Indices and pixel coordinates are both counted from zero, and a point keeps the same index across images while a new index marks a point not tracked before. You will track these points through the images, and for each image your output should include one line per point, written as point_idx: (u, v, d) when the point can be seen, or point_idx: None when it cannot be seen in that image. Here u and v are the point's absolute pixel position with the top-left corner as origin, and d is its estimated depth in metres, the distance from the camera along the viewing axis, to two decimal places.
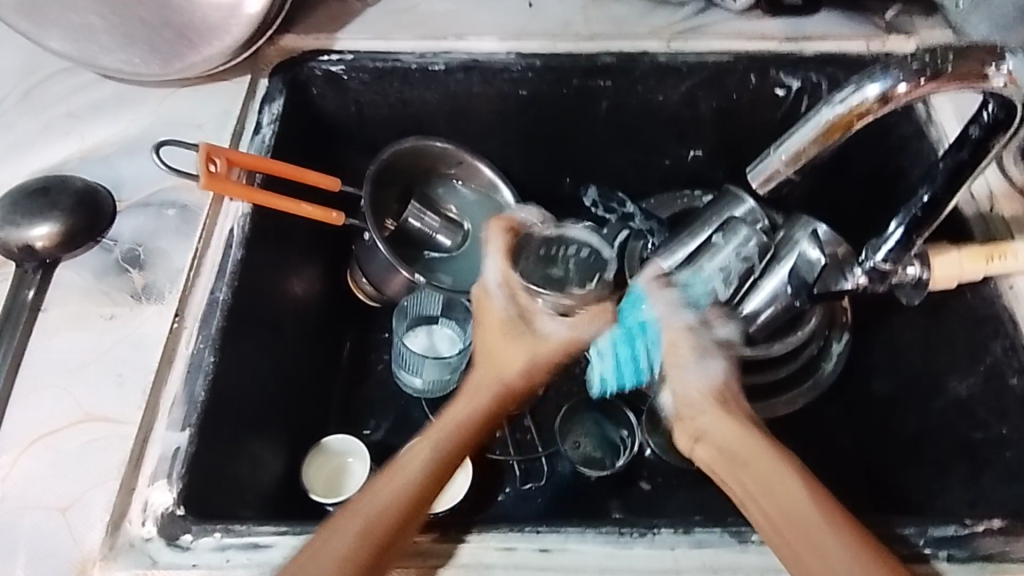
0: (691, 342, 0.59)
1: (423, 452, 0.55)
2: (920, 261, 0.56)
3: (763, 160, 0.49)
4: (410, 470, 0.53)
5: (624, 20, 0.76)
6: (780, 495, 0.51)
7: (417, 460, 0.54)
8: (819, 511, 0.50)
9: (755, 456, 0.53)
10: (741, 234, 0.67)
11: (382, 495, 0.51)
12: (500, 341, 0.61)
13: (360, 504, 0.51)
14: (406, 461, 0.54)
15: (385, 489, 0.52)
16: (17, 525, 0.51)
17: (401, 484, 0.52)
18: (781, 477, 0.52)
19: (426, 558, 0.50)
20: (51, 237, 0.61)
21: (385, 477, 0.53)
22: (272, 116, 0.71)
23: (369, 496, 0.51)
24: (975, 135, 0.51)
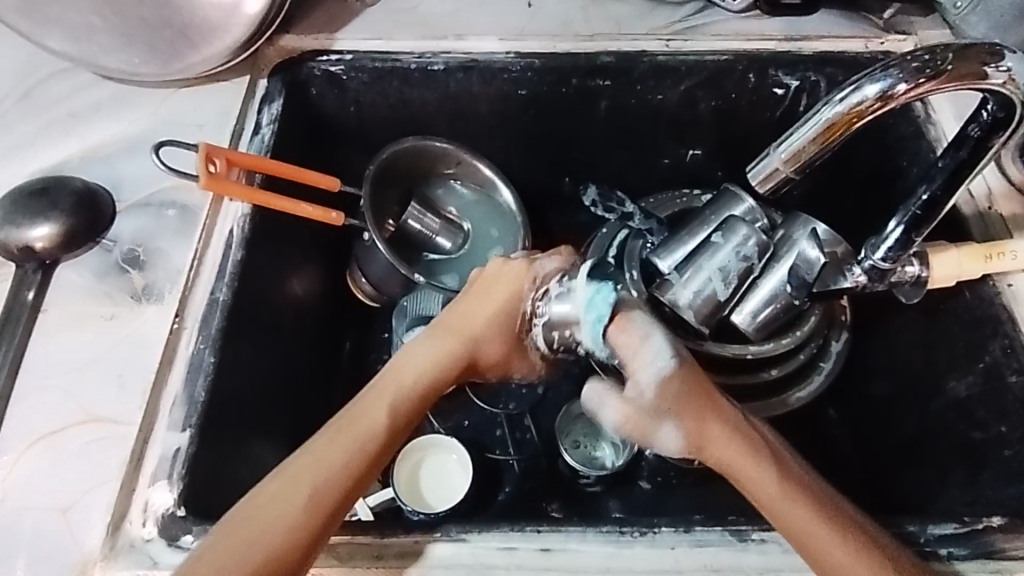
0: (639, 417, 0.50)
1: (376, 409, 0.51)
2: (919, 260, 0.58)
3: (763, 160, 0.49)
4: (363, 434, 0.50)
5: (624, 20, 0.76)
6: (782, 497, 0.49)
7: (370, 421, 0.50)
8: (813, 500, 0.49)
9: (745, 455, 0.51)
10: (740, 233, 0.66)
11: (327, 468, 0.48)
12: (499, 318, 0.55)
13: (299, 474, 0.48)
14: (357, 425, 0.50)
15: (330, 459, 0.48)
16: (17, 525, 0.51)
17: (338, 471, 0.48)
18: (769, 473, 0.50)
19: (410, 559, 0.50)
20: (51, 238, 0.61)
21: (326, 446, 0.49)
22: (272, 116, 0.71)
23: (312, 468, 0.48)
24: (975, 134, 0.50)
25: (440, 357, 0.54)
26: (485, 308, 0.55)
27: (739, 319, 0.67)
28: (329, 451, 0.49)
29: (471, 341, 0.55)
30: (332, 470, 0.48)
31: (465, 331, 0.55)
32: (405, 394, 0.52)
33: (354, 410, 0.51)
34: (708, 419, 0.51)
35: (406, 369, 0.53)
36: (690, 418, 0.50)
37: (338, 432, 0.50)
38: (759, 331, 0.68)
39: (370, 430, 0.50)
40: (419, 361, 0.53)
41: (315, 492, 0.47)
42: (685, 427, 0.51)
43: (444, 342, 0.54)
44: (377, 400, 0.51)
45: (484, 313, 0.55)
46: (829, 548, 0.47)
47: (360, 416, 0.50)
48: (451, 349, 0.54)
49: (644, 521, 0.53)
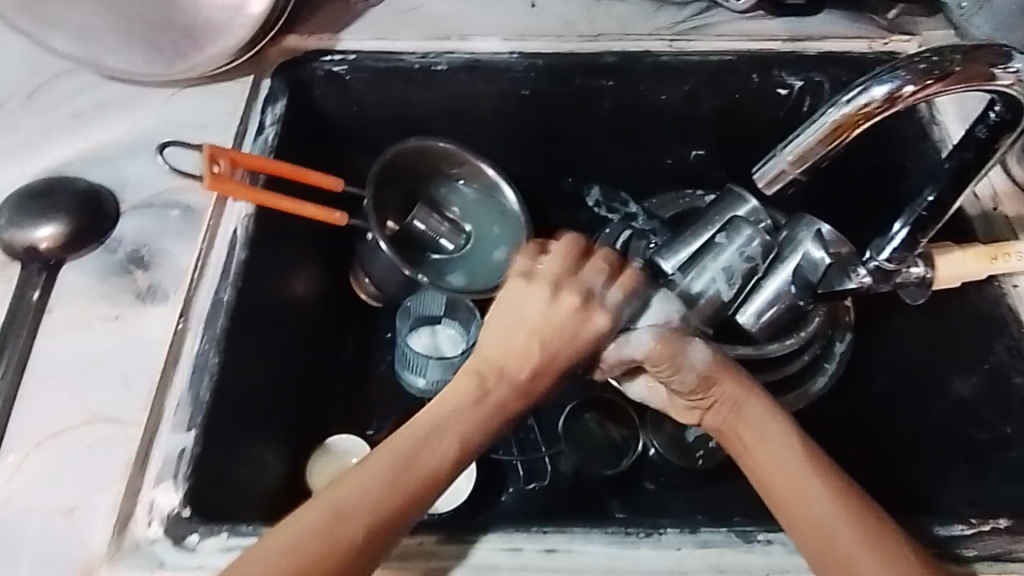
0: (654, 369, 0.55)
1: (428, 444, 0.51)
2: (923, 261, 0.57)
3: (769, 161, 0.49)
4: (414, 465, 0.50)
5: (627, 21, 0.76)
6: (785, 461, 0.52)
7: (424, 455, 0.51)
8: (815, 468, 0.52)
9: (752, 418, 0.54)
10: (744, 233, 0.67)
11: (381, 493, 0.49)
12: (548, 343, 0.54)
13: (353, 489, 0.49)
14: (415, 455, 0.51)
15: (384, 482, 0.49)
16: (22, 526, 0.51)
17: (381, 496, 0.49)
18: (775, 440, 0.53)
19: (429, 559, 0.50)
20: (56, 238, 0.62)
21: (380, 467, 0.50)
22: (275, 116, 0.71)
23: (365, 489, 0.49)
24: (981, 135, 0.51)
25: (487, 387, 0.54)
26: (529, 331, 0.54)
27: (743, 320, 0.68)
28: (381, 467, 0.50)
29: (519, 370, 0.54)
30: (385, 495, 0.49)
31: (507, 360, 0.54)
32: (458, 429, 0.52)
33: (406, 443, 0.51)
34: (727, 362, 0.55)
35: (452, 404, 0.53)
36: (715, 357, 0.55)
37: (388, 459, 0.50)
38: (760, 330, 0.68)
39: (424, 465, 0.51)
40: (463, 396, 0.53)
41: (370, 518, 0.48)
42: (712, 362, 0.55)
43: (489, 374, 0.54)
44: (426, 438, 0.52)
45: (528, 338, 0.54)
46: (821, 512, 0.50)
47: (410, 449, 0.51)
48: (497, 380, 0.54)
49: (649, 522, 0.53)
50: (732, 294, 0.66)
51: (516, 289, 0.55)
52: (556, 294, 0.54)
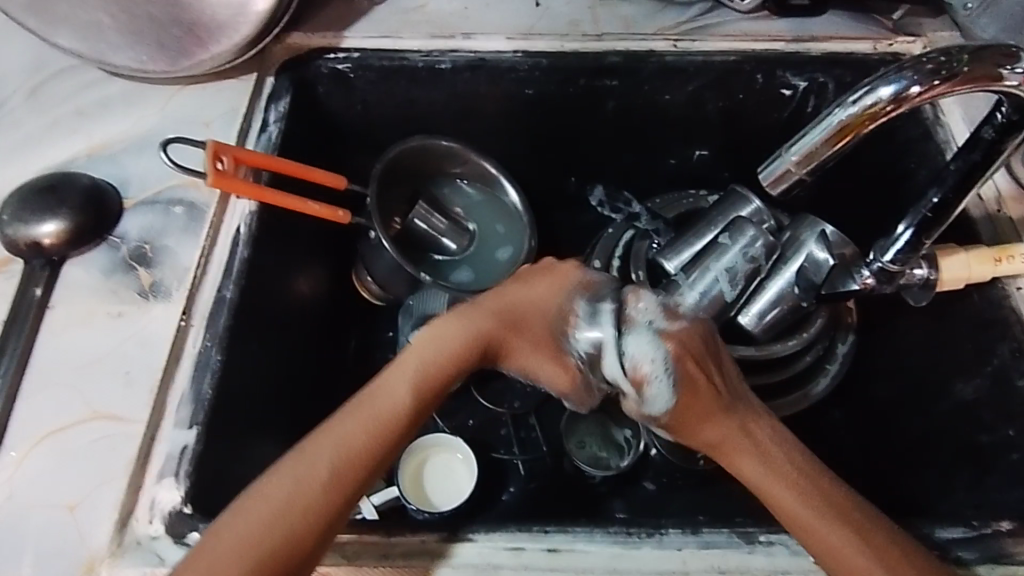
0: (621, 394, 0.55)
1: (400, 381, 0.51)
2: (927, 262, 0.58)
3: (774, 160, 0.49)
4: (384, 399, 0.50)
5: (632, 20, 0.76)
6: (770, 489, 0.50)
7: (397, 389, 0.51)
8: (801, 490, 0.50)
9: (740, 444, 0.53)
10: (748, 234, 0.66)
11: (353, 431, 0.49)
12: (532, 307, 0.56)
13: (324, 434, 0.49)
14: (375, 396, 0.50)
15: (353, 420, 0.49)
16: (24, 522, 0.51)
17: (347, 432, 0.49)
18: (759, 473, 0.51)
19: (433, 558, 0.50)
20: (58, 235, 0.61)
21: (346, 415, 0.49)
22: (279, 113, 0.71)
23: (335, 432, 0.49)
24: (988, 136, 0.50)
25: (466, 333, 0.54)
26: (519, 293, 0.57)
27: (747, 320, 0.67)
28: (347, 412, 0.50)
29: (495, 319, 0.55)
30: (356, 434, 0.49)
31: (490, 313, 0.55)
32: (432, 366, 0.52)
33: (374, 386, 0.51)
34: (694, 411, 0.53)
35: (426, 344, 0.53)
36: (678, 406, 0.53)
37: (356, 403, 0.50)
38: (763, 331, 0.68)
39: (395, 401, 0.50)
40: (440, 338, 0.53)
41: (342, 456, 0.48)
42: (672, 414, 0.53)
43: (466, 322, 0.54)
44: (400, 375, 0.51)
45: (517, 297, 0.57)
46: (809, 531, 0.48)
47: (384, 388, 0.51)
48: (477, 327, 0.54)
49: (650, 522, 0.53)
50: (735, 295, 0.65)
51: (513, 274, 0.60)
52: (549, 273, 0.59)
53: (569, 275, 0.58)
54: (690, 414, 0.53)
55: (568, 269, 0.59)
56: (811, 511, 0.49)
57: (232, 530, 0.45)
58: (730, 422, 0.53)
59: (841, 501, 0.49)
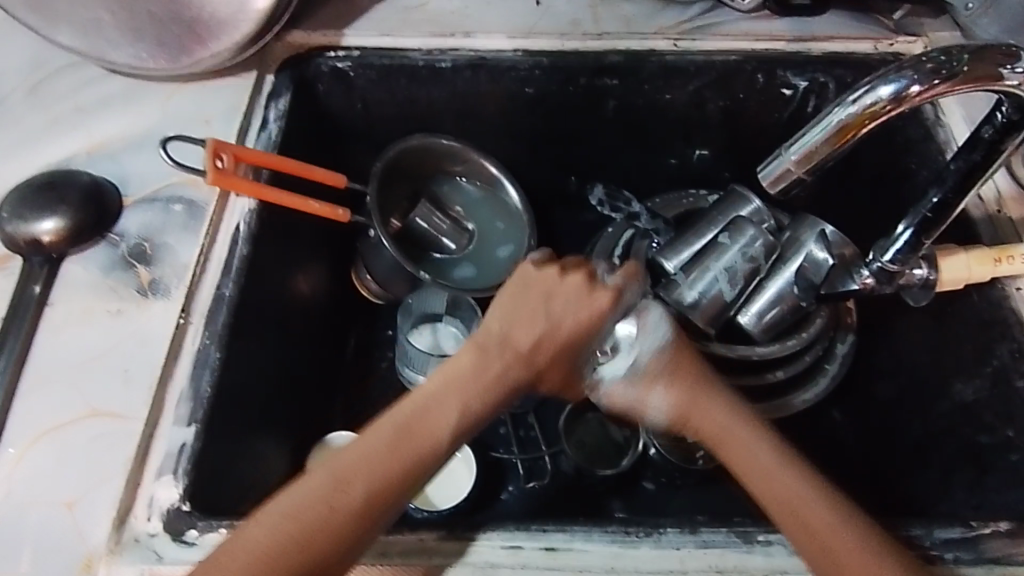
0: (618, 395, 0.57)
1: (436, 412, 0.50)
2: (926, 262, 0.57)
3: (773, 161, 0.48)
4: (418, 430, 0.49)
5: (633, 19, 0.76)
6: (781, 472, 0.51)
7: (432, 420, 0.50)
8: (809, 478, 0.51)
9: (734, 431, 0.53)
10: (747, 234, 0.67)
11: (385, 458, 0.48)
12: (557, 335, 0.55)
13: (357, 454, 0.48)
14: (412, 423, 0.50)
15: (388, 443, 0.48)
16: (23, 519, 0.51)
17: (380, 461, 0.48)
18: (758, 453, 0.52)
19: (431, 557, 0.50)
20: (57, 232, 0.61)
21: (380, 441, 0.48)
22: (278, 112, 0.71)
23: (369, 452, 0.48)
24: (988, 135, 0.50)
25: (494, 364, 0.53)
26: (541, 319, 0.55)
27: (746, 320, 0.67)
28: (381, 435, 0.49)
29: (525, 350, 0.54)
30: (388, 459, 0.48)
31: (516, 343, 0.54)
32: (467, 400, 0.52)
33: (409, 412, 0.50)
34: (688, 376, 0.56)
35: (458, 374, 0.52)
36: (676, 373, 0.55)
37: (390, 426, 0.49)
38: (763, 331, 0.68)
39: (429, 431, 0.50)
40: (467, 371, 0.52)
41: (373, 482, 0.47)
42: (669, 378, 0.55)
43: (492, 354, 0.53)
44: (433, 406, 0.51)
45: (539, 324, 0.55)
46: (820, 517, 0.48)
47: (420, 417, 0.50)
48: (506, 362, 0.53)
49: (649, 521, 0.52)
50: (734, 295, 0.66)
51: (521, 277, 0.56)
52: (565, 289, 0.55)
53: (591, 292, 0.56)
54: (686, 382, 0.55)
55: (588, 285, 0.56)
56: (818, 496, 0.49)
57: (249, 542, 0.44)
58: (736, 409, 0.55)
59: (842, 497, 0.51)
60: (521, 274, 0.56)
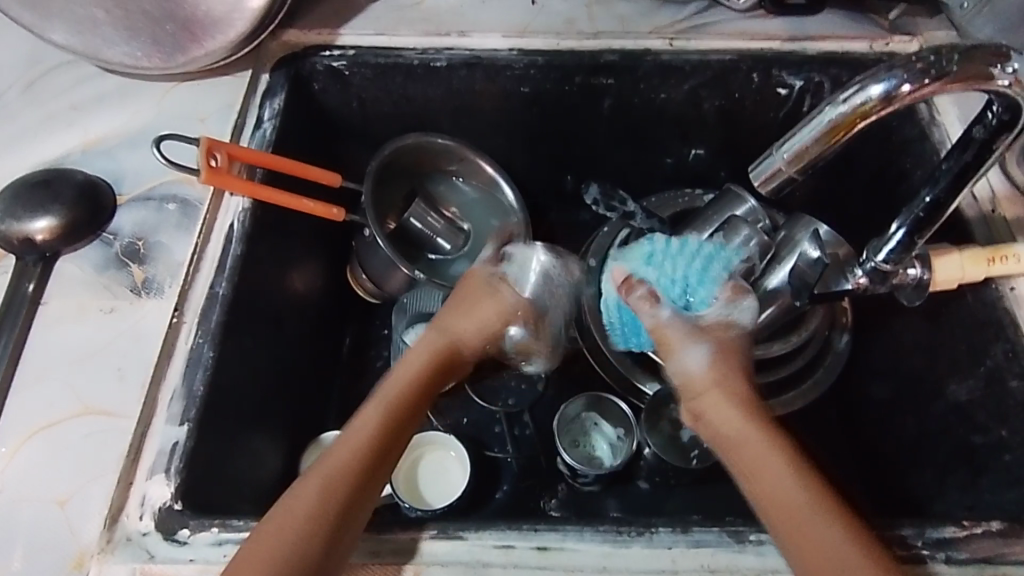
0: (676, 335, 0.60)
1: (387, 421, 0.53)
2: (920, 261, 0.57)
3: (766, 159, 0.49)
4: (367, 436, 0.52)
5: (628, 18, 0.76)
6: (797, 473, 0.49)
7: (385, 428, 0.53)
8: (823, 484, 0.49)
9: (748, 434, 0.52)
10: (741, 234, 0.68)
11: (356, 469, 0.50)
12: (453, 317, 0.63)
13: (330, 472, 0.49)
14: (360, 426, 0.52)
15: (356, 456, 0.50)
16: (16, 517, 0.51)
17: (340, 458, 0.50)
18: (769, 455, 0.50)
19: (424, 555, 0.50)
20: (51, 230, 0.61)
21: (345, 448, 0.50)
22: (274, 110, 0.71)
23: (343, 468, 0.49)
24: (979, 136, 0.50)
25: (433, 367, 0.59)
26: (458, 314, 0.63)
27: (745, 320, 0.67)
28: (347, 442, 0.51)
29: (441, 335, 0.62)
30: (359, 472, 0.50)
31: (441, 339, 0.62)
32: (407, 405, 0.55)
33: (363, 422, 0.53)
34: (731, 358, 0.59)
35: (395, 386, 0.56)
36: (724, 359, 0.58)
37: (346, 441, 0.51)
38: (758, 331, 0.68)
39: (370, 428, 0.52)
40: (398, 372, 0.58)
41: (352, 492, 0.48)
42: (716, 357, 0.58)
43: (425, 351, 0.60)
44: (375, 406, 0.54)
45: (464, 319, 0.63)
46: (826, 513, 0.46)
47: (370, 430, 0.52)
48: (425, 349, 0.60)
49: (641, 520, 0.52)
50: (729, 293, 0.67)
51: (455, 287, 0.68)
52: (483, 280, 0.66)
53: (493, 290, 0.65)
54: (727, 361, 0.58)
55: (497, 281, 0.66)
56: (818, 501, 0.47)
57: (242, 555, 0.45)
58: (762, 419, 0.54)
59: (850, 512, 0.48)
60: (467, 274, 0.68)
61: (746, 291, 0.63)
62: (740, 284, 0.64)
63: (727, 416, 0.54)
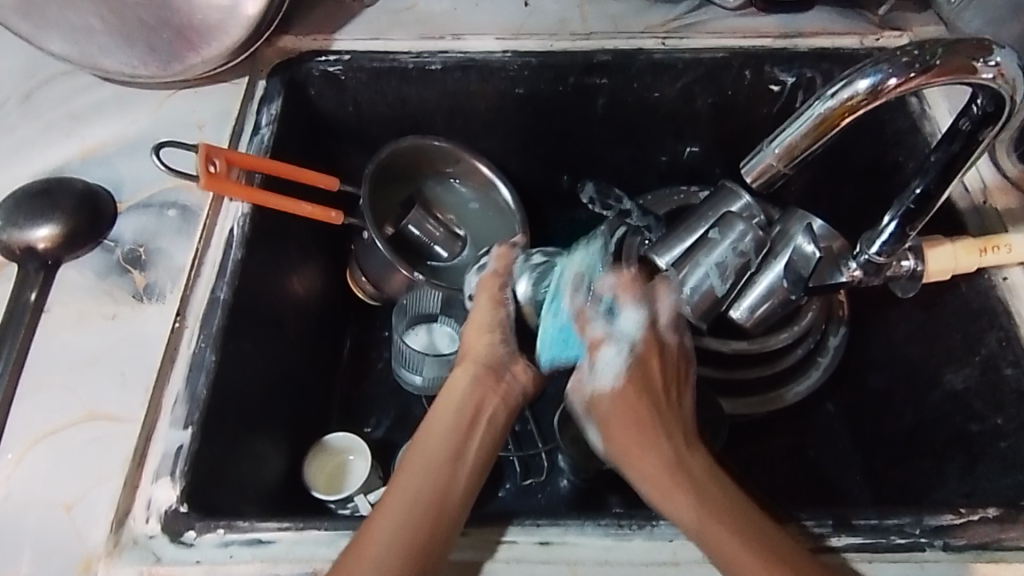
0: (581, 410, 0.62)
1: (432, 466, 0.53)
2: (913, 253, 0.58)
3: (756, 155, 0.49)
4: (412, 498, 0.51)
5: (620, 18, 0.76)
6: (699, 515, 0.51)
7: (435, 477, 0.52)
8: (718, 509, 0.51)
9: (664, 471, 0.54)
10: (737, 229, 0.66)
11: (406, 518, 0.49)
12: (471, 358, 0.60)
13: (364, 547, 0.48)
14: (403, 484, 0.52)
15: (401, 511, 0.50)
16: (22, 522, 0.51)
17: (386, 526, 0.49)
18: (685, 494, 0.52)
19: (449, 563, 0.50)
20: (52, 238, 0.62)
21: (386, 513, 0.50)
22: (270, 116, 0.71)
23: (385, 527, 0.49)
24: (966, 128, 0.50)
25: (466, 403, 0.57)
26: (476, 344, 0.61)
27: (738, 316, 0.68)
28: (391, 507, 0.50)
29: (464, 368, 0.59)
30: (407, 530, 0.49)
31: (477, 357, 0.60)
32: (453, 440, 0.55)
33: (405, 483, 0.52)
34: (638, 406, 0.58)
35: (443, 424, 0.56)
36: (628, 378, 0.59)
37: (389, 505, 0.51)
38: (754, 325, 0.69)
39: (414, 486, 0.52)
40: (435, 421, 0.56)
41: (409, 541, 0.48)
42: (622, 380, 0.59)
43: (466, 372, 0.59)
44: (413, 468, 0.53)
45: (482, 343, 0.61)
46: (737, 557, 0.48)
47: (414, 484, 0.52)
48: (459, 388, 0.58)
49: (642, 513, 0.53)
50: (725, 289, 0.65)
51: (488, 288, 0.62)
52: (488, 290, 0.62)
53: (501, 300, 0.62)
54: (628, 388, 0.59)
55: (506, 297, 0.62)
56: (740, 527, 0.50)
57: None
58: (665, 454, 0.56)
59: (749, 516, 0.51)
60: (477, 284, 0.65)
61: (610, 340, 0.60)
62: (611, 340, 0.60)
63: (637, 466, 0.56)
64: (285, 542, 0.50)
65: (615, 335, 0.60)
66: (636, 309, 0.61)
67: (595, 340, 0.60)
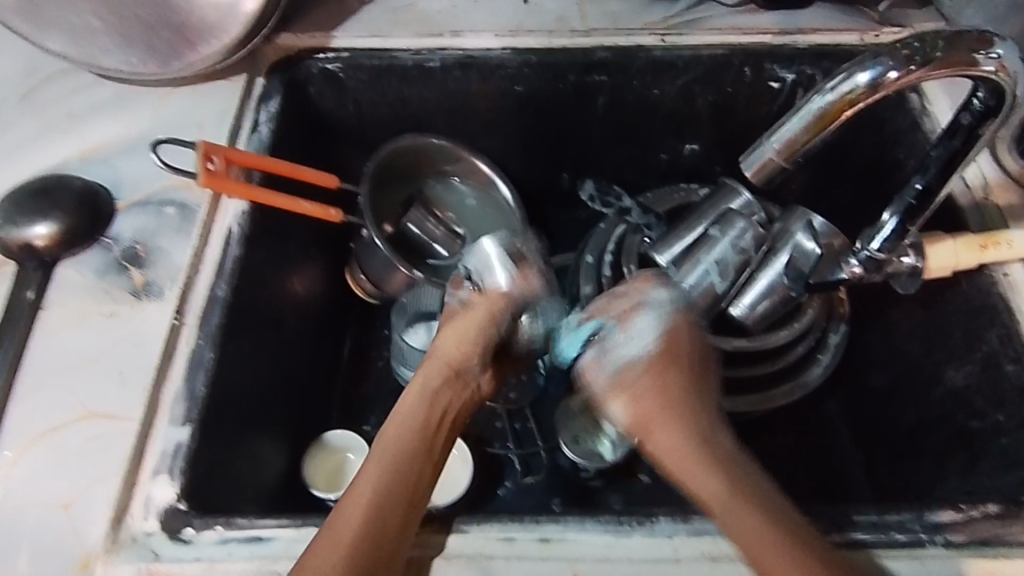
0: (602, 387, 0.61)
1: (404, 451, 0.54)
2: (914, 251, 0.57)
3: (756, 149, 0.49)
4: (385, 479, 0.51)
5: (619, 16, 0.76)
6: (719, 489, 0.51)
7: (407, 463, 0.53)
8: (737, 487, 0.51)
9: (688, 446, 0.55)
10: (737, 226, 0.67)
11: (382, 498, 0.50)
12: (442, 360, 0.60)
13: (343, 525, 0.48)
14: (377, 466, 0.53)
15: (376, 490, 0.51)
16: (20, 520, 0.51)
17: (364, 505, 0.50)
18: (708, 472, 0.52)
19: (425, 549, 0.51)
20: (50, 237, 0.62)
21: (365, 491, 0.50)
22: (270, 114, 0.71)
23: (361, 506, 0.50)
24: (967, 122, 0.50)
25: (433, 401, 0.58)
26: (451, 347, 0.61)
27: (738, 313, 0.67)
28: (367, 485, 0.51)
29: (436, 365, 0.60)
30: (381, 508, 0.49)
31: (448, 359, 0.60)
32: (421, 430, 0.56)
33: (379, 466, 0.53)
34: (668, 379, 0.59)
35: (412, 414, 0.56)
36: (656, 355, 0.60)
37: (365, 485, 0.51)
38: (755, 322, 0.68)
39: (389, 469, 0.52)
40: (404, 410, 0.57)
41: (385, 519, 0.49)
42: (650, 356, 0.60)
43: (437, 371, 0.59)
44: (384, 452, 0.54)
45: (456, 348, 0.61)
46: (748, 533, 0.48)
47: (387, 465, 0.52)
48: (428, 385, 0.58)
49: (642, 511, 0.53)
50: (726, 286, 0.65)
51: (484, 301, 0.63)
52: (488, 305, 0.63)
53: (498, 317, 0.62)
54: (656, 364, 0.59)
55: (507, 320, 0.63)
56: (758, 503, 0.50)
57: None
58: (693, 432, 0.56)
59: (767, 497, 0.51)
60: (473, 291, 0.64)
61: (643, 309, 0.61)
62: (642, 309, 0.61)
63: (661, 439, 0.56)
64: (283, 540, 0.50)
65: (647, 305, 0.62)
66: (665, 286, 0.63)
67: (628, 311, 0.62)
